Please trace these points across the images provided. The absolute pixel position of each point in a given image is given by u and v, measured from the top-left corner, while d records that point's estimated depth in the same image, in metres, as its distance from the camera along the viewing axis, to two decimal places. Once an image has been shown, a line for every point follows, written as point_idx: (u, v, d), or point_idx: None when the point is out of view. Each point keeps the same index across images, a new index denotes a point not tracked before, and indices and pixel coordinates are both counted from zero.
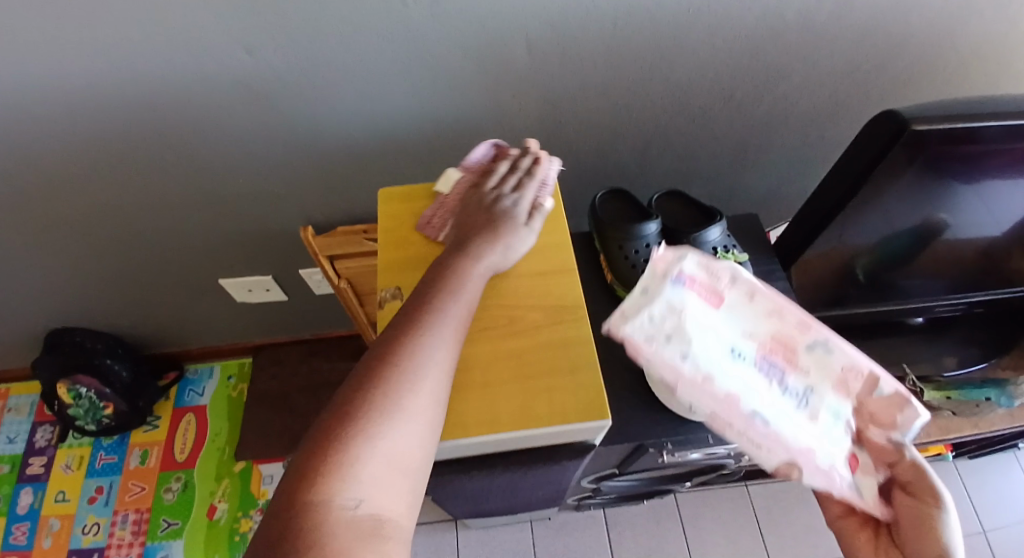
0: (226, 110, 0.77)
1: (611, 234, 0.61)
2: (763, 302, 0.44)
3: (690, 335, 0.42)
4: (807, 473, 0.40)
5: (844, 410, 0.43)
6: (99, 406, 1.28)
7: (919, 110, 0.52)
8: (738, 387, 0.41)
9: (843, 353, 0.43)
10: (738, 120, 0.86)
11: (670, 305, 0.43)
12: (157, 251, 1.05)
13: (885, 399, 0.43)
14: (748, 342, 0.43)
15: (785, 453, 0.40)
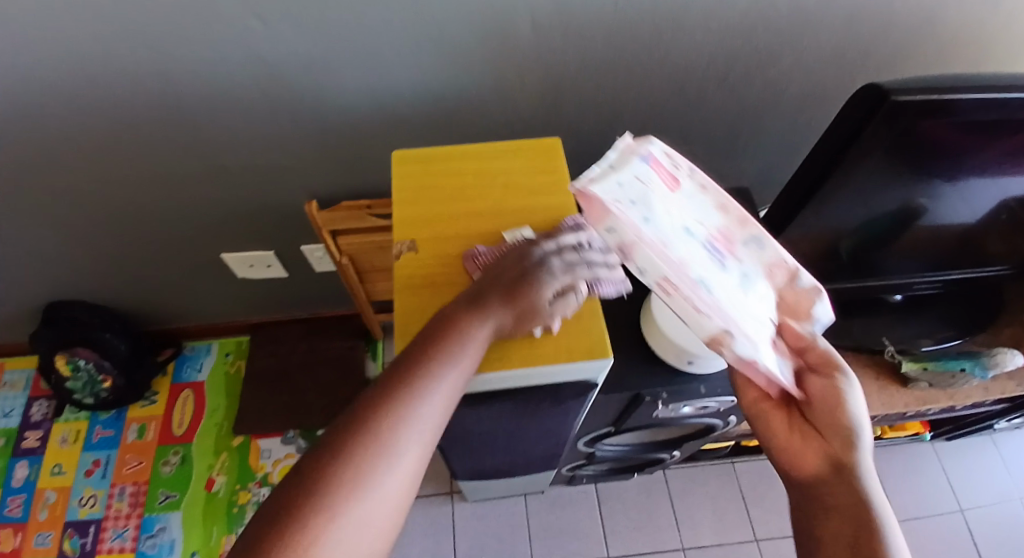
0: (236, 81, 0.79)
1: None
2: (711, 195, 0.51)
3: (653, 202, 0.46)
4: (737, 336, 0.44)
5: (762, 290, 0.50)
6: (98, 379, 1.29)
7: (899, 83, 0.56)
8: (686, 252, 0.45)
9: (771, 250, 0.51)
10: (731, 103, 0.90)
11: (638, 180, 0.47)
12: (161, 223, 1.06)
13: (804, 290, 0.51)
14: (697, 226, 0.48)
15: (720, 314, 0.43)
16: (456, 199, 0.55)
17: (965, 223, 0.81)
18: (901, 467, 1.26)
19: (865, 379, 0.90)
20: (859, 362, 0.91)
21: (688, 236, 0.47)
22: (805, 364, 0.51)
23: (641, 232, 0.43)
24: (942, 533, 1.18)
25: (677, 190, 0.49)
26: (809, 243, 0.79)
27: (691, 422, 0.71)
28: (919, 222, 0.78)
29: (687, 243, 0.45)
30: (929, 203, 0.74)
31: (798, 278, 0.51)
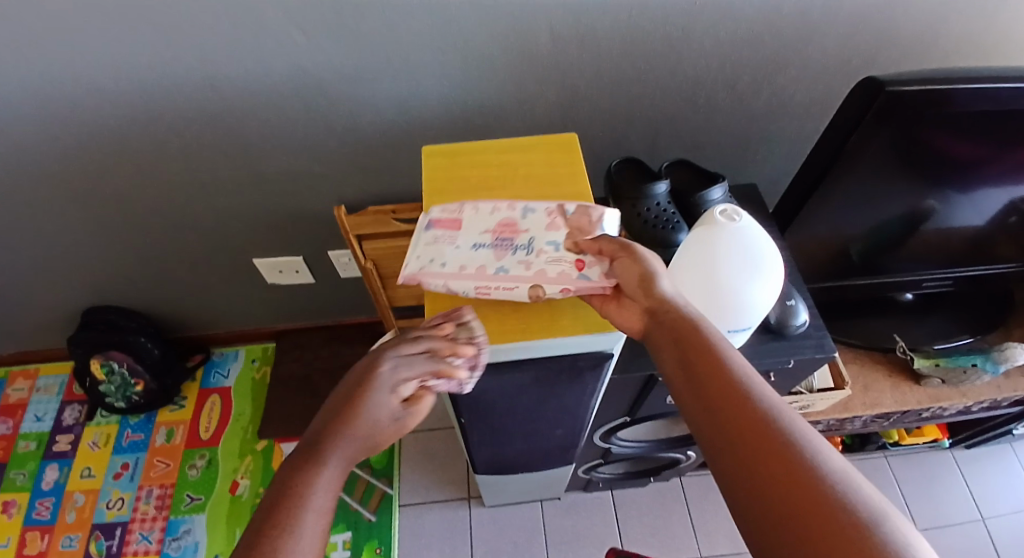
0: (276, 92, 0.85)
1: (628, 194, 0.67)
2: (482, 206, 0.54)
3: (446, 250, 0.50)
4: (551, 286, 0.47)
5: (558, 238, 0.50)
6: (130, 383, 1.34)
7: (894, 77, 0.59)
8: (484, 261, 0.49)
9: (539, 209, 0.52)
10: (740, 110, 0.93)
11: (441, 237, 0.51)
12: (198, 230, 1.12)
13: (574, 217, 0.51)
14: (485, 236, 0.51)
15: (524, 283, 0.47)
16: (479, 188, 0.58)
17: (974, 227, 0.83)
18: (922, 474, 1.24)
19: (876, 376, 0.91)
20: (871, 360, 0.92)
21: (479, 251, 0.50)
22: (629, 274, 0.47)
23: (437, 275, 0.49)
24: (968, 544, 1.16)
25: (459, 227, 0.52)
26: (819, 242, 0.82)
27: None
28: (928, 223, 0.80)
29: (478, 256, 0.50)
30: (938, 204, 0.77)
31: (568, 212, 0.51)
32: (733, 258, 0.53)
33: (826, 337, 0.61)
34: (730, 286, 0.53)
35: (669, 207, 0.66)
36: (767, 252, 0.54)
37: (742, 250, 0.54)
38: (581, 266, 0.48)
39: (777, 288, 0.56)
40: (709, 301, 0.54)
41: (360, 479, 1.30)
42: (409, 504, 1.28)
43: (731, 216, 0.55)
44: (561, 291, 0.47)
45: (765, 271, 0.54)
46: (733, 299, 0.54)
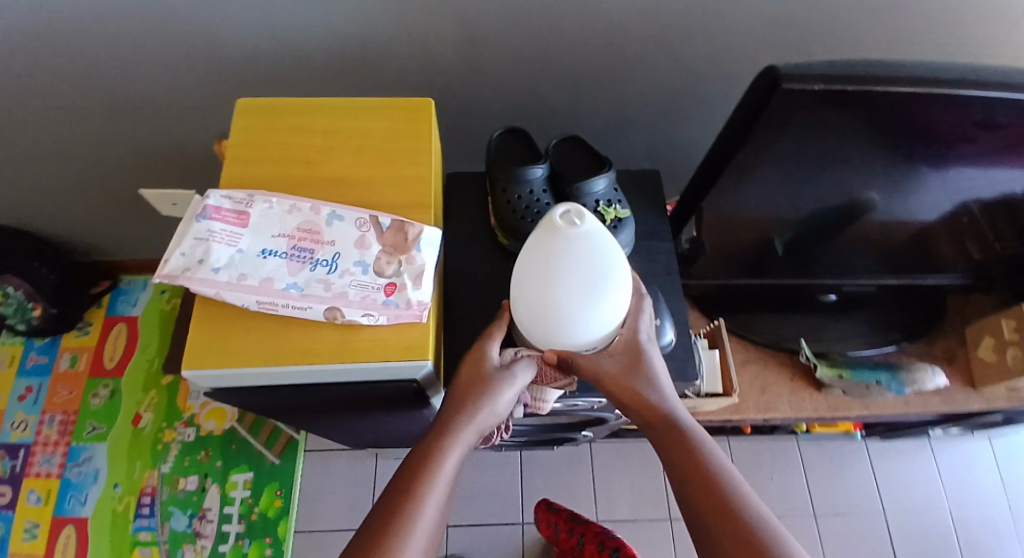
0: (113, 7, 0.70)
1: (498, 175, 0.58)
2: (279, 201, 0.44)
3: (223, 253, 0.41)
4: (351, 310, 0.41)
5: (371, 257, 0.43)
6: (28, 307, 1.25)
7: (803, 65, 0.44)
8: (273, 273, 0.41)
9: (351, 215, 0.45)
10: (674, 75, 0.81)
11: (222, 234, 0.42)
12: (69, 156, 1.00)
13: (392, 230, 0.44)
14: (276, 241, 0.43)
15: (319, 306, 0.41)
16: (303, 162, 0.49)
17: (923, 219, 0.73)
18: (829, 460, 1.25)
19: (778, 378, 0.90)
20: (775, 361, 0.91)
21: (267, 260, 0.42)
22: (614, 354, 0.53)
23: (204, 281, 0.40)
24: (856, 529, 1.19)
25: (245, 223, 0.43)
26: (736, 228, 0.73)
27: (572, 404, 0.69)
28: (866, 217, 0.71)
29: (264, 266, 0.41)
30: (873, 198, 0.66)
31: (383, 225, 0.44)
32: (573, 276, 0.46)
33: (687, 362, 0.64)
34: (567, 303, 0.47)
35: (542, 196, 0.57)
36: (614, 260, 0.47)
37: (587, 265, 0.45)
38: (391, 290, 0.42)
39: (628, 295, 0.49)
40: (550, 316, 0.48)
41: (267, 423, 1.29)
42: (315, 452, 1.26)
43: (576, 218, 0.45)
44: (361, 317, 0.41)
45: (611, 284, 0.47)
46: (572, 315, 0.48)
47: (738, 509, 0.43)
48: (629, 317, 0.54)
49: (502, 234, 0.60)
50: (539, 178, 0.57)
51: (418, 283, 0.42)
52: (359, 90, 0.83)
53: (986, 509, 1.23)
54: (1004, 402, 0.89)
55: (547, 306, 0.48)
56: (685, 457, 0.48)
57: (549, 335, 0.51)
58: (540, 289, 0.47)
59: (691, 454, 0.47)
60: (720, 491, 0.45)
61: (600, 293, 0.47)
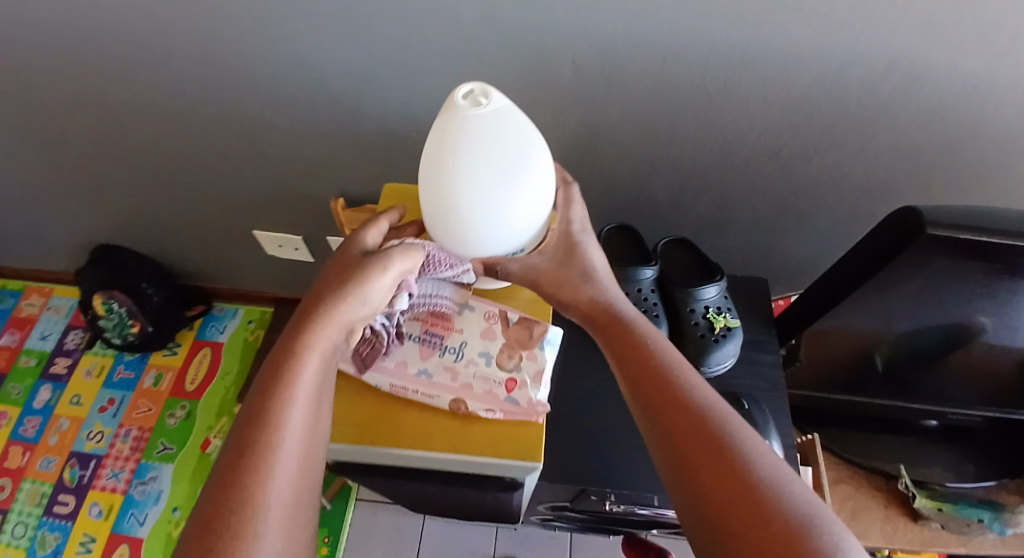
0: (277, 77, 0.80)
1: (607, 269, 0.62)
2: None
3: None
4: (473, 402, 0.47)
5: (494, 350, 0.50)
6: (127, 323, 1.37)
7: (943, 211, 0.45)
8: (406, 358, 0.50)
9: (477, 307, 0.52)
10: (780, 179, 0.82)
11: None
12: (201, 194, 1.10)
13: (516, 326, 0.51)
14: (411, 324, 0.51)
15: (445, 394, 0.48)
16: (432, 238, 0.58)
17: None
18: None
19: (871, 504, 0.83)
20: (867, 485, 0.84)
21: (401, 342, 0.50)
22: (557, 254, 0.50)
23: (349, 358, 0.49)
24: None
25: None
26: (836, 341, 0.71)
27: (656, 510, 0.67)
28: (976, 342, 0.66)
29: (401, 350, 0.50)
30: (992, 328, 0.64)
31: (510, 320, 0.51)
32: (479, 155, 0.39)
33: None
34: (479, 197, 0.41)
35: (648, 295, 0.61)
36: (529, 147, 0.41)
37: (495, 146, 0.39)
38: (512, 386, 0.48)
39: (547, 194, 0.43)
40: (452, 220, 0.43)
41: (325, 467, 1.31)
42: (367, 501, 1.27)
43: (483, 95, 0.40)
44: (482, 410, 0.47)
45: (532, 176, 0.41)
46: (486, 216, 0.42)
47: (774, 497, 0.34)
48: (560, 211, 0.51)
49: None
50: (647, 277, 0.61)
51: (537, 382, 0.48)
52: None
53: None
54: None
55: (450, 208, 0.42)
56: (653, 364, 0.43)
57: (466, 240, 0.44)
58: (441, 174, 0.40)
59: (687, 414, 0.40)
60: (755, 471, 0.35)
61: (517, 188, 0.41)
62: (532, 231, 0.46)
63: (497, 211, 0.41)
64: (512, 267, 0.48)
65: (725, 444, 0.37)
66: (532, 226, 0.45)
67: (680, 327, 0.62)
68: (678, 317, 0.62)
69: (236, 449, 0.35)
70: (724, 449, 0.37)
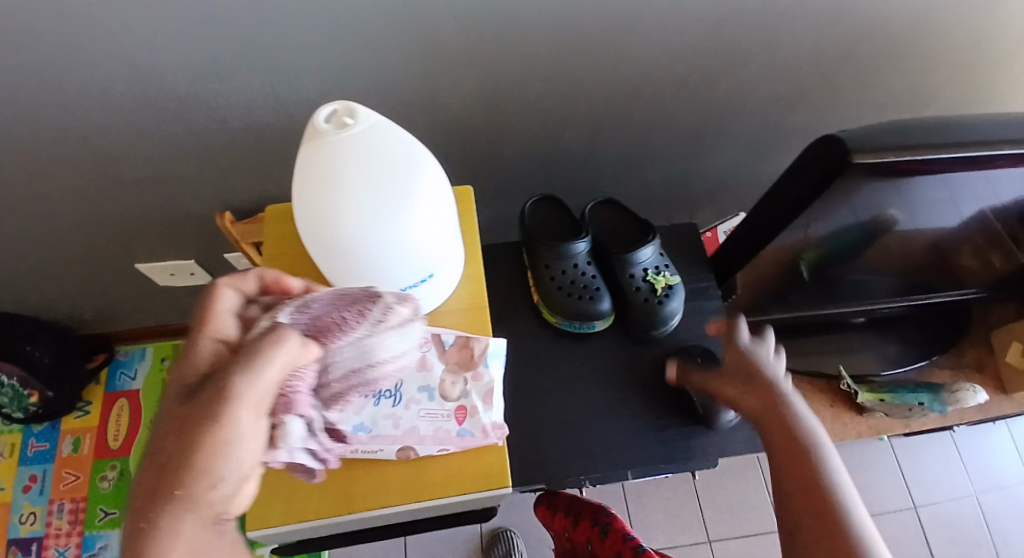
0: (113, 88, 0.66)
1: (541, 250, 0.62)
2: None
3: None
4: (422, 446, 0.44)
5: (434, 381, 0.46)
6: (23, 395, 1.20)
7: (867, 134, 0.43)
8: None
9: None
10: (691, 107, 0.80)
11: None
12: (59, 234, 0.94)
13: (452, 348, 0.47)
14: None
15: (390, 446, 0.44)
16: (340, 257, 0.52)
17: (946, 227, 0.71)
18: (860, 465, 1.24)
19: (819, 406, 0.88)
20: (813, 388, 0.89)
21: None
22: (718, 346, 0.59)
23: None
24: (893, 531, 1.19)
25: None
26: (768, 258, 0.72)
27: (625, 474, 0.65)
28: (888, 232, 0.69)
29: None
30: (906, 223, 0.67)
31: (446, 342, 0.47)
32: (347, 183, 0.34)
33: None
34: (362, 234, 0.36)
35: (586, 268, 0.62)
36: (412, 158, 0.36)
37: (374, 168, 0.34)
38: (462, 416, 0.45)
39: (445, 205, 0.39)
40: (352, 261, 0.37)
41: None
42: None
43: (347, 116, 0.34)
44: (436, 450, 0.44)
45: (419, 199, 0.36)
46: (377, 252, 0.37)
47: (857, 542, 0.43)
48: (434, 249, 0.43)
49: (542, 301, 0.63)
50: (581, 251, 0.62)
51: (488, 402, 0.45)
52: None
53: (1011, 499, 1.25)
54: None
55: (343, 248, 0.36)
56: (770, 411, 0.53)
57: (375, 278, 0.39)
58: (311, 211, 0.35)
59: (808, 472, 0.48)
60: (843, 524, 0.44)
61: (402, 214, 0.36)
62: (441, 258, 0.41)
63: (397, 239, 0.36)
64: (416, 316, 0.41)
65: (816, 473, 0.47)
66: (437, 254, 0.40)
67: (620, 292, 0.63)
68: (617, 282, 0.63)
69: None
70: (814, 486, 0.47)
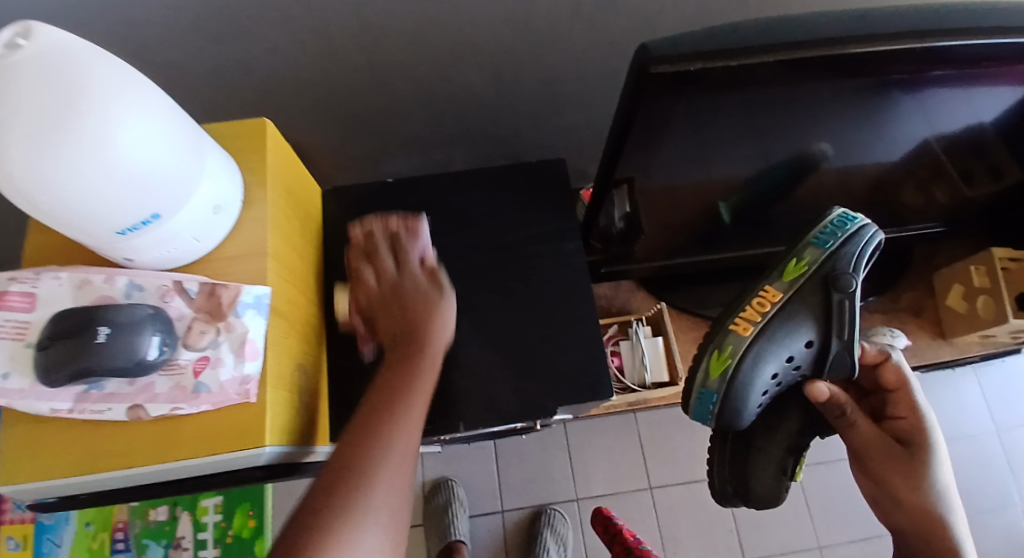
0: None
1: (810, 300, 0.44)
2: (68, 279, 0.37)
3: (9, 349, 0.35)
4: (155, 404, 0.35)
5: (181, 330, 0.37)
6: None
7: (675, 43, 0.37)
8: None
9: (153, 279, 0.37)
10: (596, 33, 0.70)
11: (7, 325, 0.36)
12: None
13: (201, 296, 0.37)
14: None
15: (120, 404, 0.35)
16: None
17: (884, 160, 0.62)
18: None
19: None
20: None
21: None
22: (872, 384, 0.51)
23: None
24: (841, 478, 1.17)
25: (33, 306, 0.37)
26: (678, 204, 0.63)
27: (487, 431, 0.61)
28: (817, 165, 0.60)
29: None
30: (831, 147, 0.57)
31: (189, 292, 0.37)
32: (22, 106, 0.28)
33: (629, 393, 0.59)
34: (43, 169, 0.30)
35: (778, 374, 0.46)
36: (128, 81, 0.32)
37: (74, 81, 0.30)
38: (202, 369, 0.36)
39: (178, 137, 0.35)
40: (60, 202, 0.32)
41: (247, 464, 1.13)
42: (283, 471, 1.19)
43: (20, 34, 0.29)
44: (171, 410, 0.35)
45: (119, 123, 0.31)
46: (67, 187, 0.31)
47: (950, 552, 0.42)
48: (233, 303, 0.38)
49: (739, 333, 0.43)
50: (807, 349, 0.45)
51: (239, 356, 0.36)
52: (237, 110, 0.71)
53: (975, 447, 1.22)
54: (978, 349, 0.83)
55: (45, 183, 0.30)
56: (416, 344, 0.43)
57: (104, 222, 0.33)
58: None
59: (921, 500, 0.43)
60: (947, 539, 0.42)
61: (91, 143, 0.30)
62: (184, 195, 0.36)
63: (116, 170, 0.31)
64: (197, 305, 0.37)
65: (926, 497, 0.43)
66: (169, 189, 0.35)
67: (776, 417, 0.51)
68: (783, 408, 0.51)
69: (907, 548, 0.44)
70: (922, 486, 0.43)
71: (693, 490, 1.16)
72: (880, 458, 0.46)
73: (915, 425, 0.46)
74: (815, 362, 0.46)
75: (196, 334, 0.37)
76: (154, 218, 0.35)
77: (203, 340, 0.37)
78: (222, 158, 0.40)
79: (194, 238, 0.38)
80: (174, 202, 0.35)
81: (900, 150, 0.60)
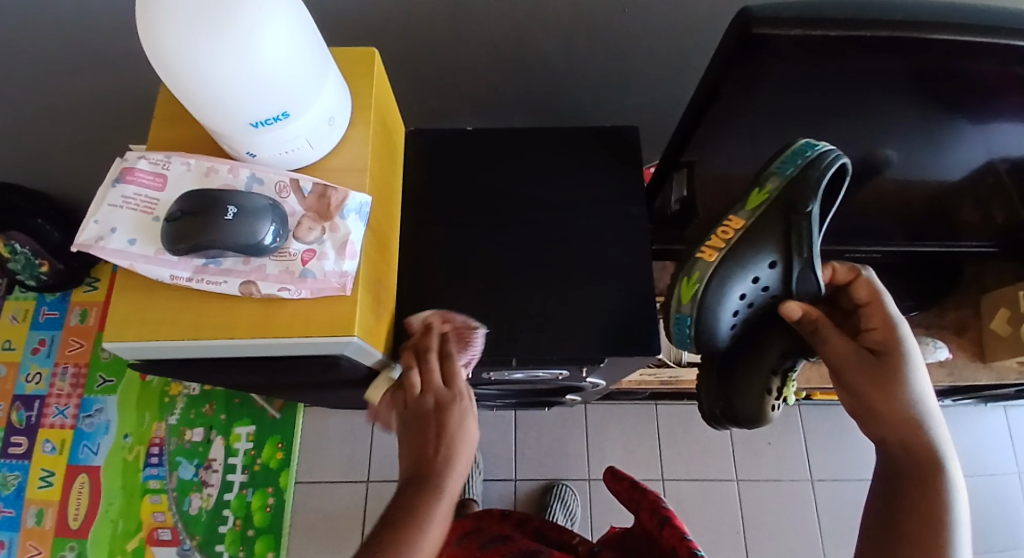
0: None
1: (773, 225, 0.43)
2: (196, 166, 0.42)
3: (139, 219, 0.40)
4: (266, 283, 0.38)
5: (293, 224, 0.41)
6: (35, 264, 1.01)
7: (778, 7, 0.39)
8: None
9: (271, 177, 0.42)
10: (674, 16, 0.72)
11: (139, 199, 0.40)
12: None
13: (313, 197, 0.41)
14: None
15: (233, 279, 0.39)
16: None
17: (953, 174, 0.63)
18: (835, 428, 1.22)
19: None
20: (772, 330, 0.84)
21: None
22: (845, 305, 0.47)
23: (117, 252, 0.38)
24: (854, 494, 1.17)
25: (163, 185, 0.41)
26: None
27: (533, 379, 0.63)
28: (884, 166, 0.60)
29: None
30: (899, 154, 0.58)
31: (304, 190, 0.41)
32: None
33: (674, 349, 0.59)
34: (199, 52, 0.33)
35: (748, 296, 0.46)
36: None
37: None
38: (309, 259, 0.40)
39: (307, 43, 0.38)
40: (205, 86, 0.35)
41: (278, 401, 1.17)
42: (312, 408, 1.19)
43: None
44: (279, 291, 0.39)
45: (268, 19, 0.34)
46: (220, 73, 0.34)
47: (928, 461, 0.39)
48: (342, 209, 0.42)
49: (704, 260, 0.44)
50: (771, 270, 0.45)
51: (341, 253, 0.40)
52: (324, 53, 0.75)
53: (996, 485, 1.21)
54: (1016, 377, 0.84)
55: (195, 65, 0.34)
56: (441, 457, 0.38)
57: (239, 111, 0.37)
58: (145, 20, 0.33)
59: (899, 409, 0.40)
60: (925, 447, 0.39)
61: (244, 34, 0.33)
62: (307, 100, 0.39)
63: (259, 62, 0.34)
64: (311, 206, 0.41)
65: (903, 407, 0.40)
66: (298, 90, 0.38)
67: (755, 341, 0.49)
68: (765, 331, 0.49)
69: (887, 470, 0.40)
70: (899, 394, 0.40)
71: (704, 487, 1.18)
72: (853, 371, 0.42)
73: (888, 333, 0.42)
74: (782, 281, 0.46)
75: (305, 230, 0.41)
76: (283, 117, 0.39)
77: (310, 235, 0.40)
78: (339, 78, 0.43)
79: (309, 144, 0.42)
80: (299, 104, 0.39)
81: (964, 168, 0.61)
